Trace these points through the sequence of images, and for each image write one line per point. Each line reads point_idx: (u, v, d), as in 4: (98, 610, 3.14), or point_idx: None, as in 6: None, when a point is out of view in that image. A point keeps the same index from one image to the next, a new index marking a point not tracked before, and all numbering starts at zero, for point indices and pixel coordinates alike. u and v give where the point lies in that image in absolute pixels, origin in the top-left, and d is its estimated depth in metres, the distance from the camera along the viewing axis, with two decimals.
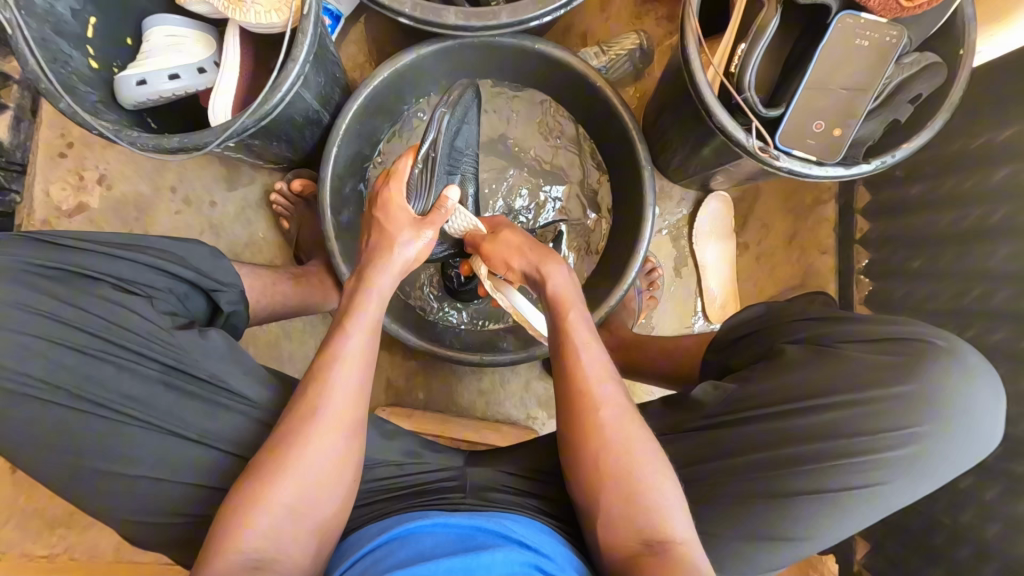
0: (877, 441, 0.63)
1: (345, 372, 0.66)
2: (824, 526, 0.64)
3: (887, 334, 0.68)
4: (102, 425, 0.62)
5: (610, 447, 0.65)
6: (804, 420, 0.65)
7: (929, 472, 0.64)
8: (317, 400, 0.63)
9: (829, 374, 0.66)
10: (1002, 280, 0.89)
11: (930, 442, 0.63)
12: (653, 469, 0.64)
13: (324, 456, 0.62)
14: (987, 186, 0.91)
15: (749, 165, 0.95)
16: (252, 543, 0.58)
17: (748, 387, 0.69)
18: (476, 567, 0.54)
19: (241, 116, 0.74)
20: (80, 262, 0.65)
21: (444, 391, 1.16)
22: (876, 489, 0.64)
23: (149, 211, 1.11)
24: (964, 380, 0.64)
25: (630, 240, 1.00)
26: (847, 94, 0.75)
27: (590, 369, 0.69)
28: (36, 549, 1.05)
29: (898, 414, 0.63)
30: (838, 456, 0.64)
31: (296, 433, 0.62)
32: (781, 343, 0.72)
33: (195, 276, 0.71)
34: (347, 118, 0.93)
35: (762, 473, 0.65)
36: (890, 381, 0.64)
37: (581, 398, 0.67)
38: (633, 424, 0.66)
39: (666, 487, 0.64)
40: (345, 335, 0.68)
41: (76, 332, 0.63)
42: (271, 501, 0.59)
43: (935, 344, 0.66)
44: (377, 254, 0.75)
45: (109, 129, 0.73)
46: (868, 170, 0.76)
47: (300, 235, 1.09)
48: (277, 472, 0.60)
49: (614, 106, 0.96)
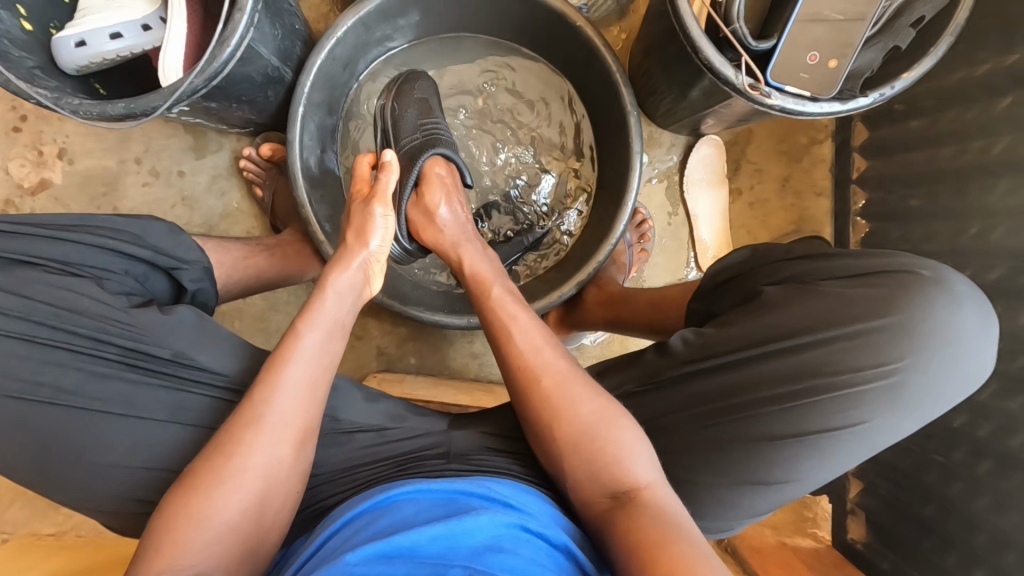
0: (861, 378, 0.61)
1: (295, 374, 0.62)
2: (805, 467, 0.62)
3: (869, 269, 0.65)
4: (65, 415, 0.60)
5: (559, 416, 0.62)
6: (787, 361, 0.63)
7: (914, 407, 0.61)
8: (259, 407, 0.59)
9: (811, 312, 0.64)
10: (1003, 215, 0.85)
11: (919, 377, 0.61)
12: (608, 420, 0.61)
13: (269, 460, 0.58)
14: (991, 115, 0.86)
15: (740, 106, 0.90)
16: (189, 561, 0.53)
17: (726, 330, 0.67)
18: (460, 533, 0.52)
19: (189, 75, 0.68)
20: (27, 250, 0.63)
21: (436, 355, 1.14)
22: (857, 428, 0.61)
23: (116, 186, 1.06)
24: (950, 308, 0.61)
25: (617, 192, 0.95)
26: (838, 19, 0.70)
27: (523, 341, 0.68)
28: (44, 528, 1.05)
29: (883, 350, 0.61)
30: (820, 397, 0.61)
31: (236, 436, 0.58)
32: (762, 285, 0.70)
33: (151, 254, 0.69)
34: (311, 75, 0.87)
35: (743, 417, 0.64)
36: (875, 316, 0.62)
37: (522, 373, 0.66)
38: (576, 381, 0.64)
39: (626, 435, 0.60)
40: (298, 336, 0.64)
41: (23, 322, 0.61)
42: (207, 510, 0.55)
43: (921, 275, 0.63)
44: (337, 257, 0.73)
45: (48, 97, 0.68)
46: (866, 104, 0.71)
47: (275, 202, 1.05)
48: (216, 478, 0.56)
49: (596, 47, 0.90)
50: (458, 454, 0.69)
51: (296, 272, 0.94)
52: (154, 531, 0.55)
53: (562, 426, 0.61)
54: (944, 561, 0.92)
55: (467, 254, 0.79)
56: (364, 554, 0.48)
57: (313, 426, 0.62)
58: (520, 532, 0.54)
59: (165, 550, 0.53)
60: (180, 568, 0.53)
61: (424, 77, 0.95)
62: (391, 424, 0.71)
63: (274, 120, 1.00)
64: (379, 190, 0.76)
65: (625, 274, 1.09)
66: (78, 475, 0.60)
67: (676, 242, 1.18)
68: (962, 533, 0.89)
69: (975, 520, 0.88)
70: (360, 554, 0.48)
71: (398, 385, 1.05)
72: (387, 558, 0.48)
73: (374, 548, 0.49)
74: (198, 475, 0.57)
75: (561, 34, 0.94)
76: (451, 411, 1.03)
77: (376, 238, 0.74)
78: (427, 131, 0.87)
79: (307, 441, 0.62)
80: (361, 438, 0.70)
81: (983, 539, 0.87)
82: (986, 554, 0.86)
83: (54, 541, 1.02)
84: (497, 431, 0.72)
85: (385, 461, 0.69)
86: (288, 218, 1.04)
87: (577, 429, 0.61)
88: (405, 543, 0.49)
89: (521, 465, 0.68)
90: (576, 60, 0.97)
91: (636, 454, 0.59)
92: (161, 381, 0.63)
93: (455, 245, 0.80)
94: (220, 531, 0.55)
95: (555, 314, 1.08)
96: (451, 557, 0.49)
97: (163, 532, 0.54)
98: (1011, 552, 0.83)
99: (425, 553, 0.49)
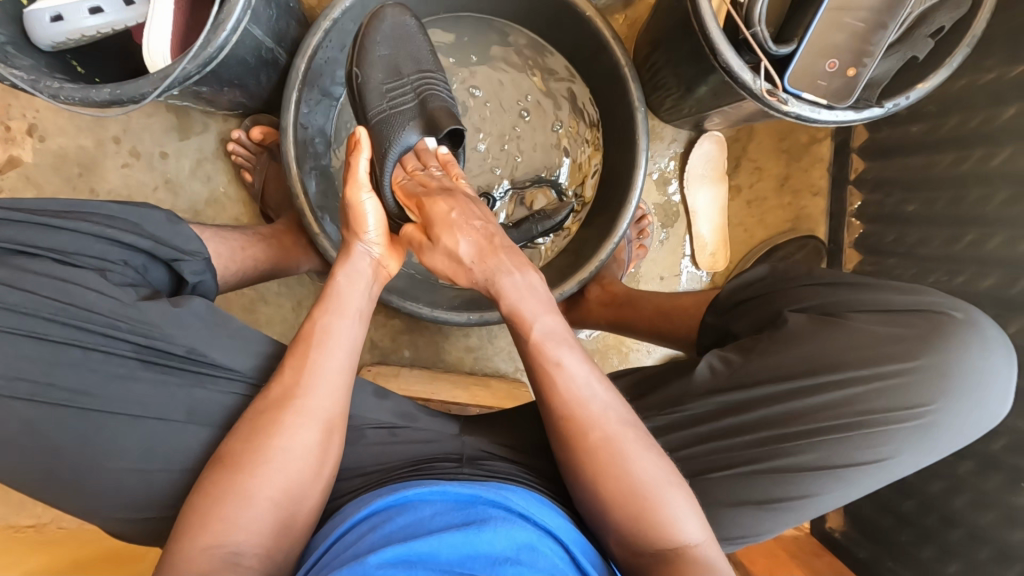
0: (895, 419, 0.62)
1: (330, 360, 0.62)
2: (826, 496, 0.64)
3: (903, 305, 0.67)
4: (62, 423, 0.57)
5: (605, 471, 0.58)
6: (821, 397, 0.64)
7: (937, 446, 0.64)
8: (297, 385, 0.60)
9: (841, 344, 0.65)
10: (999, 225, 0.86)
11: (948, 419, 0.63)
12: (658, 478, 0.58)
13: (303, 444, 0.58)
14: (994, 124, 0.86)
15: (750, 106, 0.89)
16: (239, 535, 0.53)
17: (755, 360, 0.67)
18: (478, 544, 0.49)
19: (181, 61, 0.64)
20: (24, 240, 0.60)
21: (431, 347, 1.13)
22: (882, 464, 0.63)
23: (93, 166, 1.00)
24: (981, 355, 0.63)
25: (620, 188, 0.94)
26: (861, 27, 0.69)
27: (568, 389, 0.61)
28: (23, 520, 1.00)
29: (920, 392, 0.62)
30: (852, 432, 0.63)
31: (271, 417, 0.58)
32: (785, 311, 0.71)
33: (152, 245, 0.66)
34: (306, 55, 0.81)
35: (772, 447, 0.64)
36: (910, 357, 0.63)
37: (564, 423, 0.60)
38: (626, 437, 0.59)
39: (675, 494, 0.58)
40: (328, 327, 0.64)
41: (30, 320, 0.58)
42: (249, 486, 0.55)
43: (955, 316, 0.65)
44: (343, 253, 0.71)
45: (24, 79, 0.64)
46: (879, 114, 0.71)
47: (266, 190, 1.00)
48: (257, 457, 0.56)
49: (605, 40, 0.87)
50: (470, 458, 0.67)
51: (290, 263, 0.91)
52: (195, 506, 0.54)
53: (609, 484, 0.58)
54: (920, 553, 0.94)
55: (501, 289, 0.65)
56: (387, 556, 0.46)
57: (344, 416, 0.62)
58: (538, 546, 0.52)
59: (207, 523, 0.53)
60: (219, 544, 0.52)
61: (407, 21, 0.82)
62: (401, 424, 0.69)
63: (265, 103, 0.95)
64: (356, 175, 0.69)
65: (624, 271, 1.08)
66: (80, 478, 0.58)
67: (674, 238, 1.17)
68: (939, 528, 0.91)
69: (952, 515, 0.89)
70: (382, 556, 0.46)
71: (392, 378, 1.03)
72: (407, 563, 0.46)
73: (396, 550, 0.47)
74: (238, 454, 0.57)
75: (570, 25, 0.91)
76: (451, 411, 0.98)
77: (370, 227, 0.70)
78: (394, 97, 0.80)
79: (338, 428, 0.61)
80: (373, 435, 0.68)
81: (960, 535, 0.88)
82: (962, 548, 0.88)
83: (33, 534, 0.96)
84: (510, 444, 0.71)
85: (398, 462, 0.67)
86: (280, 205, 0.99)
87: (623, 488, 0.57)
88: (423, 553, 0.48)
89: (536, 476, 0.67)
90: (583, 54, 0.94)
91: (681, 507, 0.57)
92: (173, 379, 0.61)
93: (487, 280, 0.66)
94: (263, 507, 0.55)
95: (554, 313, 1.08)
96: (471, 566, 0.47)
97: (207, 507, 0.54)
98: (986, 548, 0.85)
99: (444, 560, 0.47)
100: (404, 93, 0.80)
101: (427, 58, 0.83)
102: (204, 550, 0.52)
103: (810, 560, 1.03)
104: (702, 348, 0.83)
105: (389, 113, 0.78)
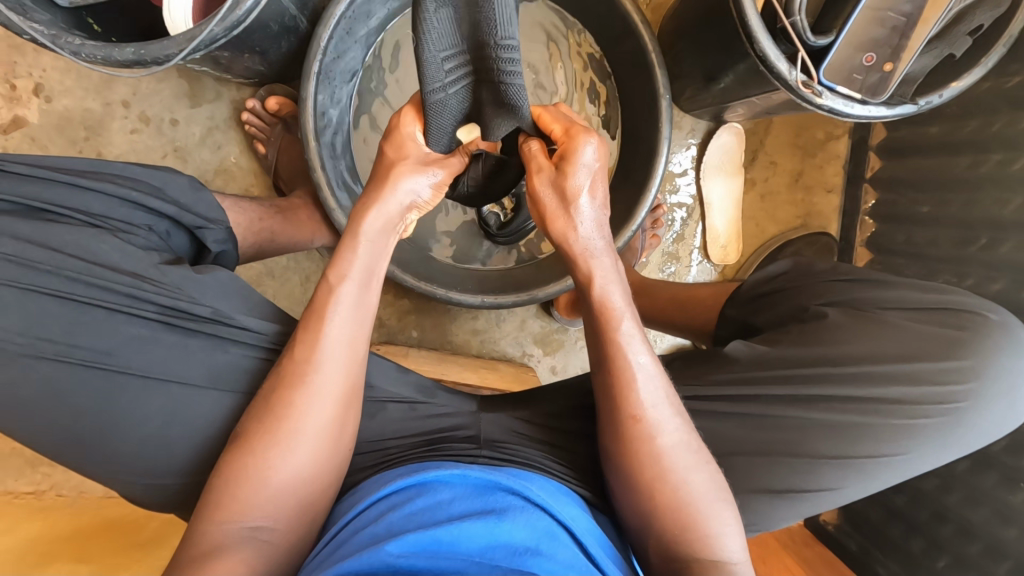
0: (919, 412, 0.64)
1: (337, 329, 0.59)
2: (846, 488, 0.65)
3: (934, 304, 0.68)
4: (83, 384, 0.57)
5: (656, 481, 0.56)
6: (844, 388, 0.65)
7: (956, 443, 0.65)
8: (308, 366, 0.57)
9: (869, 336, 0.67)
10: (1013, 229, 0.86)
11: (972, 418, 0.64)
12: (709, 492, 0.57)
13: (318, 421, 0.57)
14: (1014, 129, 0.85)
15: (777, 98, 0.87)
16: (256, 512, 0.54)
17: (780, 350, 0.68)
18: (497, 536, 0.47)
19: (208, 23, 0.62)
20: (50, 197, 0.60)
21: (439, 328, 1.12)
22: (902, 457, 0.65)
23: (101, 129, 0.97)
24: (1010, 354, 0.64)
25: (638, 175, 0.92)
26: (902, 21, 0.69)
27: (641, 391, 0.58)
28: (21, 486, 0.96)
29: (947, 389, 0.64)
30: (877, 423, 0.64)
31: (283, 394, 0.57)
32: (815, 305, 0.72)
33: (176, 211, 0.65)
34: (330, 25, 0.78)
35: (796, 437, 0.65)
36: (942, 356, 0.65)
37: (627, 422, 0.58)
38: (689, 446, 0.58)
39: (721, 510, 0.57)
40: (336, 294, 0.60)
41: (54, 277, 0.57)
42: (262, 467, 0.54)
43: (989, 318, 0.66)
44: (360, 201, 0.63)
45: (43, 34, 0.62)
46: (912, 110, 0.71)
47: (279, 162, 0.98)
48: (269, 437, 0.55)
49: (633, 24, 0.85)
50: (488, 440, 0.67)
51: (304, 238, 0.89)
52: (212, 487, 0.55)
53: (659, 489, 0.56)
54: (911, 546, 0.95)
55: (596, 267, 0.60)
56: (407, 545, 0.45)
57: (359, 387, 0.60)
58: (559, 538, 0.50)
59: (225, 502, 0.54)
60: (238, 518, 0.53)
61: None
62: (420, 399, 0.70)
63: (281, 72, 0.93)
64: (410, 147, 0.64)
65: (636, 260, 1.08)
66: (106, 440, 0.58)
67: (687, 229, 1.17)
68: (931, 524, 0.92)
69: (946, 512, 0.90)
70: (401, 545, 0.45)
71: (401, 357, 1.02)
72: (430, 552, 0.44)
73: (413, 540, 0.45)
74: (251, 434, 0.56)
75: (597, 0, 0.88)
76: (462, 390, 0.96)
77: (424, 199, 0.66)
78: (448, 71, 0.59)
79: (355, 404, 0.60)
80: (392, 410, 0.68)
81: (950, 531, 0.89)
82: (952, 544, 0.89)
83: (31, 500, 0.93)
84: (532, 419, 0.71)
85: (413, 439, 0.67)
86: (292, 178, 0.98)
87: (676, 494, 0.56)
88: (442, 541, 0.46)
89: (554, 462, 0.66)
90: (609, 35, 0.93)
91: (729, 524, 0.57)
92: (197, 344, 0.60)
93: (583, 251, 0.60)
94: (277, 487, 0.55)
95: (564, 299, 1.09)
96: (492, 555, 0.45)
97: (224, 487, 0.54)
98: (976, 544, 0.86)
99: (465, 548, 0.45)
100: (460, 68, 0.59)
101: (496, 29, 0.55)
102: (219, 525, 0.53)
103: (802, 551, 1.06)
104: (719, 339, 0.84)
105: (441, 93, 0.60)
